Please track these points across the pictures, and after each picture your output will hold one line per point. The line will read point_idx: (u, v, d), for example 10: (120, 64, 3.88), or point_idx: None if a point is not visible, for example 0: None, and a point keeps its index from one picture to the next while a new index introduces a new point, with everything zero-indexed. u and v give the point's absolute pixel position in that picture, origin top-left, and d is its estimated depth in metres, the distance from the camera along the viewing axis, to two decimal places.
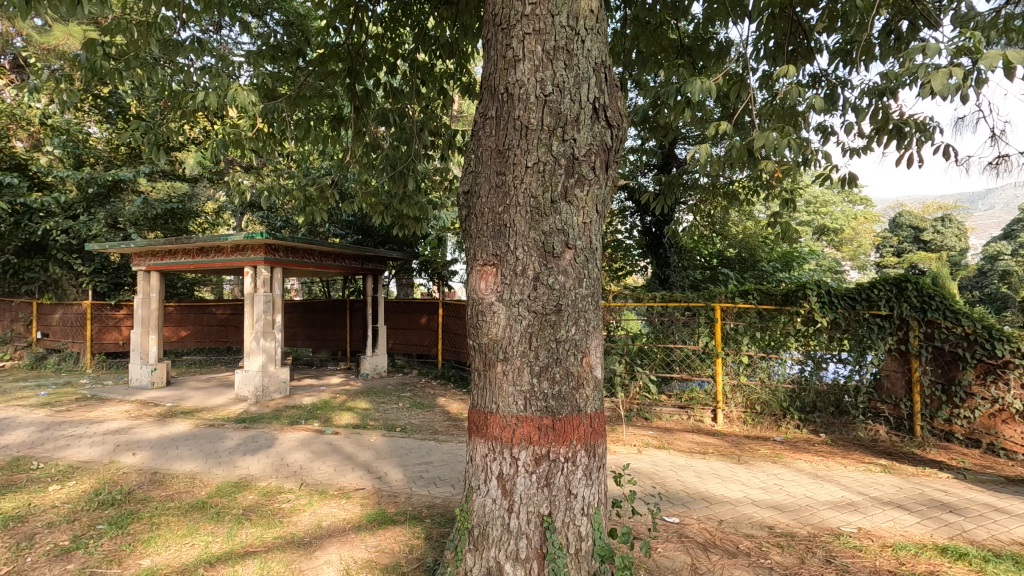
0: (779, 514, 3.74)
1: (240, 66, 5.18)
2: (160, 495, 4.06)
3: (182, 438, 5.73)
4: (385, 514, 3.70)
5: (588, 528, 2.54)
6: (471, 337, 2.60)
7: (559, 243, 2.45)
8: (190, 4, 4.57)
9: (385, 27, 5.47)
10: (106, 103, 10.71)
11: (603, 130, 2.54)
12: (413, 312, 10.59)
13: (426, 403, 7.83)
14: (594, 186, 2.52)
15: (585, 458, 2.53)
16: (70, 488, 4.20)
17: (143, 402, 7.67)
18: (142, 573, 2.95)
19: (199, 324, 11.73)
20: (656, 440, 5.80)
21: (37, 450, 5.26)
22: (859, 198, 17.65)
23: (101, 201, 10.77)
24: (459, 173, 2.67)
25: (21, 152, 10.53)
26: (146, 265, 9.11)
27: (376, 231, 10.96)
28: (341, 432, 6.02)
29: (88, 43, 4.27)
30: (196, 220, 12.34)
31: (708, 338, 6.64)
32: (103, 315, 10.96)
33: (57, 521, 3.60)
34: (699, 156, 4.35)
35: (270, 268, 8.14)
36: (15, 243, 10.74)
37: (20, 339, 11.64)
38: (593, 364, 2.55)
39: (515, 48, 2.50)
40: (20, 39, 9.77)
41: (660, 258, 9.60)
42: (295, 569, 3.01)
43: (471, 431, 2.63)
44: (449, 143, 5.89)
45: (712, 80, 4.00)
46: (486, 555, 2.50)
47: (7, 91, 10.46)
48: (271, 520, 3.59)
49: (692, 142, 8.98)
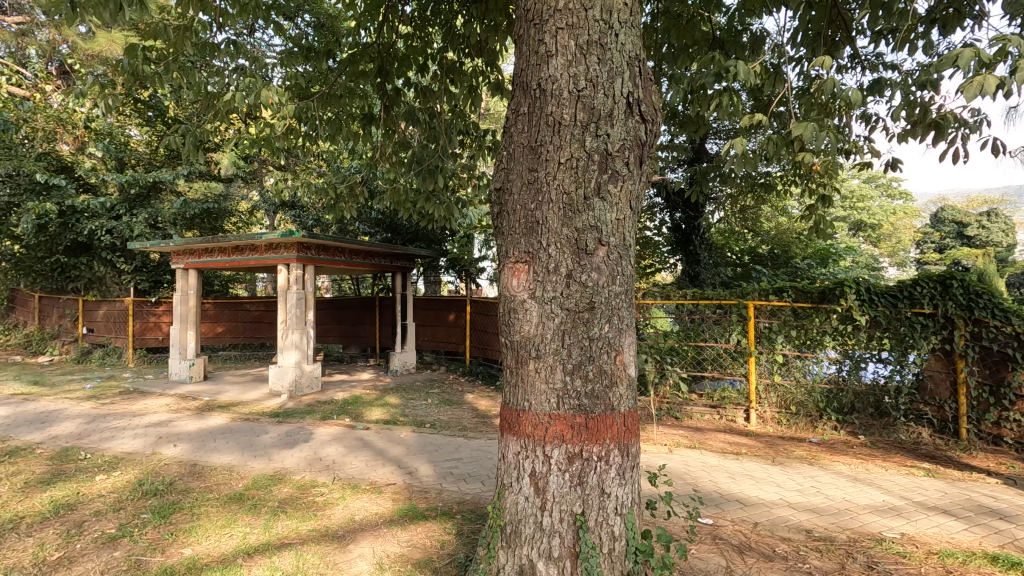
0: (817, 518, 3.64)
1: (272, 67, 5.27)
2: (199, 487, 4.19)
3: (219, 431, 5.89)
4: (416, 509, 3.73)
5: (621, 528, 2.52)
6: (503, 335, 2.59)
7: (593, 239, 2.42)
8: (226, 7, 4.68)
9: (414, 26, 5.48)
10: (146, 106, 11.07)
11: (637, 125, 2.50)
12: (442, 310, 10.66)
13: (454, 400, 7.87)
14: (628, 182, 2.49)
15: (619, 457, 2.50)
16: (115, 478, 4.36)
17: (182, 396, 7.91)
18: (184, 562, 3.04)
19: (234, 321, 12.05)
20: (687, 440, 5.72)
21: (84, 441, 5.48)
22: (899, 193, 17.04)
23: (142, 201, 11.11)
24: (490, 171, 2.66)
25: (67, 155, 10.98)
26: (185, 263, 9.37)
27: (405, 229, 11.07)
28: (371, 428, 6.11)
29: (128, 48, 4.41)
30: (231, 220, 12.67)
31: (740, 336, 6.52)
32: (144, 311, 11.35)
33: (104, 509, 3.74)
34: (736, 150, 4.21)
35: (303, 266, 8.29)
36: (64, 243, 11.27)
37: (67, 334, 12.13)
38: (627, 362, 2.53)
39: (548, 43, 2.47)
40: (66, 46, 10.20)
41: (690, 255, 9.39)
42: (330, 561, 3.06)
43: (504, 429, 2.63)
44: (478, 142, 5.89)
45: (752, 64, 3.84)
46: (519, 553, 2.49)
47: (54, 97, 10.94)
48: (306, 514, 3.66)
49: (724, 137, 8.84)
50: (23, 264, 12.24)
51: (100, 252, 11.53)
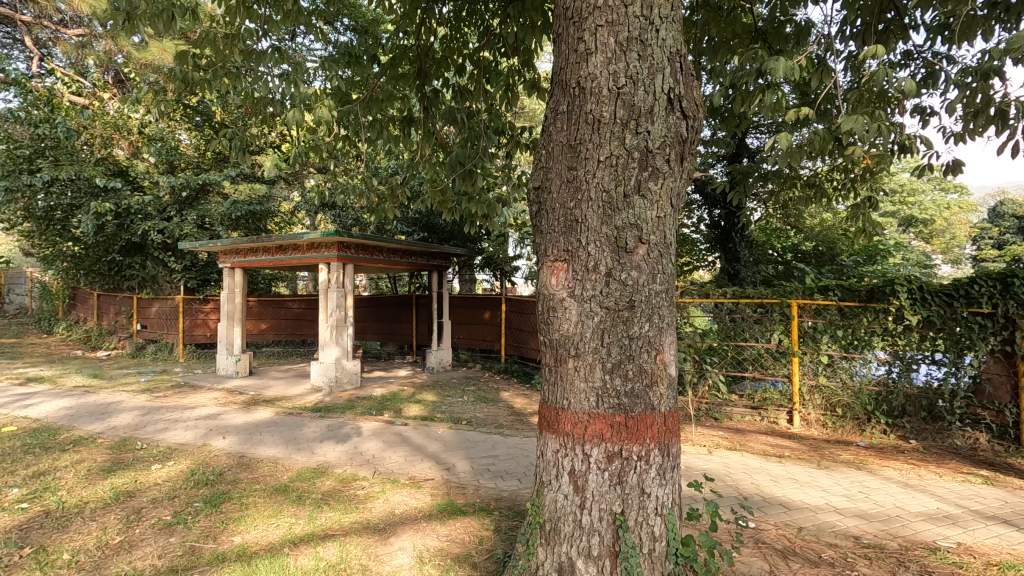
0: (866, 524, 3.52)
1: (314, 72, 5.42)
2: (247, 478, 4.35)
3: (265, 425, 6.10)
4: (455, 505, 3.78)
5: (662, 529, 2.50)
6: (542, 334, 2.60)
7: (632, 237, 2.41)
8: (271, 14, 4.83)
9: (452, 27, 5.53)
10: (195, 112, 11.57)
11: (678, 121, 2.47)
12: (478, 308, 10.74)
13: (490, 397, 7.93)
14: (669, 179, 2.46)
15: (659, 457, 2.48)
16: (170, 467, 4.58)
17: (229, 391, 8.22)
18: (234, 550, 3.17)
19: (277, 318, 12.43)
20: (727, 441, 5.62)
21: (141, 432, 5.76)
22: (954, 186, 16.18)
23: (191, 203, 11.60)
24: (529, 169, 2.67)
25: (122, 160, 11.53)
26: (231, 262, 9.71)
27: (441, 228, 11.21)
28: (410, 424, 6.21)
29: (180, 57, 4.63)
30: (275, 220, 13.08)
31: (783, 335, 6.37)
32: (194, 308, 11.82)
33: (160, 497, 3.93)
34: (778, 146, 4.09)
35: (342, 264, 8.49)
36: (120, 243, 11.86)
37: (123, 330, 12.73)
38: (668, 361, 2.50)
39: (587, 41, 2.46)
40: (121, 56, 10.74)
41: (729, 253, 9.32)
42: (372, 553, 3.13)
43: (542, 427, 2.64)
44: (514, 141, 5.91)
45: (798, 58, 3.72)
46: (559, 551, 2.50)
47: (111, 105, 11.53)
48: (348, 506, 3.76)
49: (766, 131, 8.61)
50: (83, 263, 12.93)
51: (154, 252, 12.11)
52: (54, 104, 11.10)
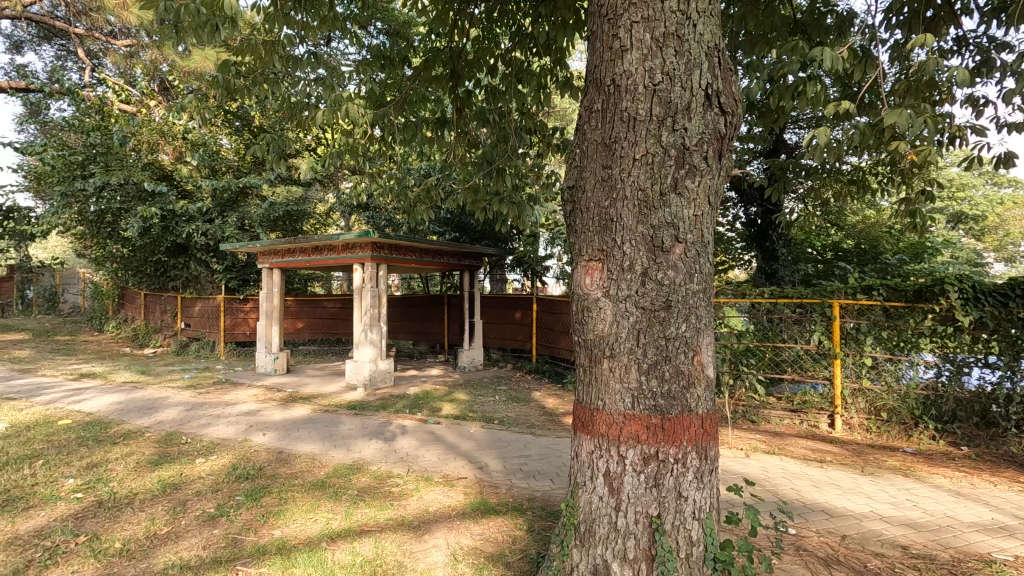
0: (914, 533, 3.39)
1: (349, 76, 5.51)
2: (286, 473, 4.46)
3: (302, 421, 6.25)
4: (488, 504, 3.79)
5: (699, 533, 2.45)
6: (576, 334, 2.58)
7: (669, 237, 2.37)
8: (308, 20, 4.94)
9: (483, 28, 5.54)
10: (235, 117, 11.94)
11: (716, 117, 2.42)
12: (509, 307, 10.76)
13: (521, 397, 7.93)
14: (706, 177, 2.42)
15: (697, 460, 2.44)
16: (213, 461, 4.74)
17: (268, 387, 8.45)
18: (274, 543, 3.25)
19: (313, 317, 12.69)
20: (766, 445, 5.49)
21: (185, 426, 5.97)
22: (1007, 180, 15.39)
23: (232, 206, 11.96)
24: (563, 169, 2.66)
25: (167, 164, 11.96)
26: (270, 263, 9.97)
27: (472, 228, 11.29)
28: (442, 423, 6.26)
29: (222, 64, 4.79)
30: (311, 221, 13.37)
31: (823, 337, 6.14)
32: (234, 308, 12.18)
33: (204, 490, 4.07)
34: (819, 141, 3.98)
35: (376, 264, 8.63)
36: (165, 245, 12.33)
37: (168, 328, 13.22)
38: (705, 362, 2.45)
39: (622, 38, 2.44)
40: (166, 65, 11.17)
41: (767, 252, 9.09)
42: (407, 550, 3.17)
43: (576, 427, 2.62)
44: (546, 141, 5.93)
45: (842, 50, 3.61)
46: (594, 552, 2.48)
47: (157, 111, 12.00)
48: (383, 503, 3.82)
49: (805, 126, 8.37)
50: (131, 264, 13.49)
51: (197, 253, 12.56)
52: (105, 112, 11.62)
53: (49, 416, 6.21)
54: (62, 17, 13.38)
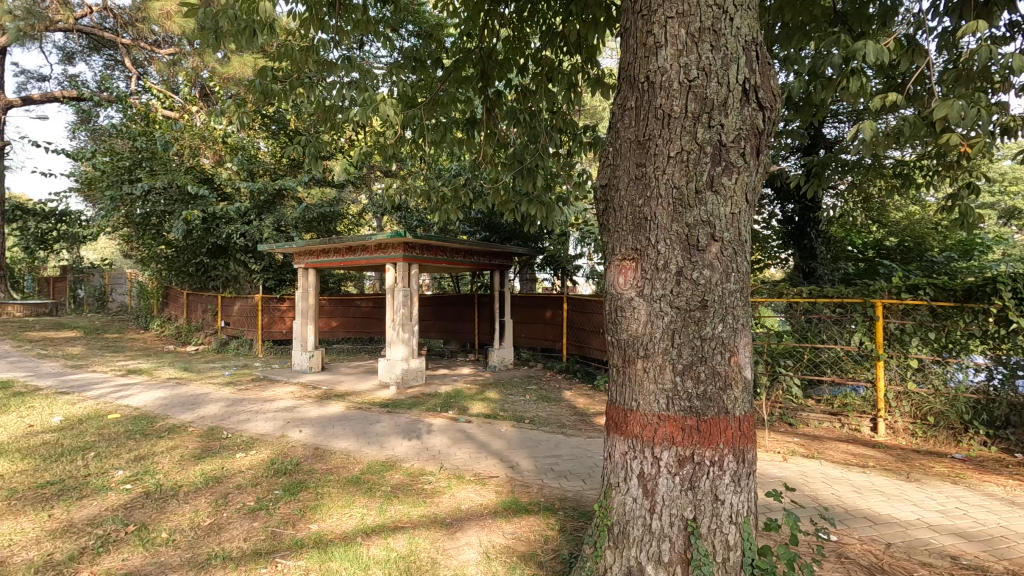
0: (965, 543, 3.24)
1: (382, 79, 5.59)
2: (322, 468, 4.57)
3: (337, 418, 6.37)
4: (519, 503, 3.80)
5: (736, 538, 2.41)
6: (609, 334, 2.56)
7: (705, 235, 2.33)
8: (342, 25, 5.03)
9: (513, 28, 5.55)
10: (271, 121, 12.27)
11: (753, 113, 2.37)
12: (539, 307, 10.74)
13: (552, 397, 7.91)
14: (743, 173, 2.37)
15: (733, 463, 2.39)
16: (252, 456, 4.88)
17: (304, 385, 8.65)
18: (312, 537, 3.33)
19: (346, 316, 12.93)
20: (804, 448, 5.34)
21: (226, 422, 6.17)
22: None
23: (269, 208, 12.27)
24: (595, 168, 2.65)
25: (208, 168, 12.36)
26: (305, 263, 10.20)
27: (502, 228, 11.30)
28: (473, 421, 6.29)
29: (260, 70, 4.92)
30: (344, 222, 13.63)
31: (865, 337, 5.94)
32: (271, 307, 12.50)
33: (244, 484, 4.20)
34: (863, 135, 3.85)
35: (408, 264, 8.74)
36: (206, 246, 12.75)
37: (209, 327, 13.67)
38: (742, 363, 2.41)
39: (656, 34, 2.40)
40: (206, 71, 11.55)
41: (804, 249, 8.85)
42: (440, 547, 3.21)
43: (610, 428, 2.60)
44: (576, 140, 5.88)
45: (885, 43, 3.51)
46: (627, 554, 2.46)
47: (199, 117, 12.43)
48: (416, 500, 3.87)
49: (844, 120, 8.09)
50: (175, 265, 13.99)
51: (235, 253, 12.95)
52: (150, 118, 12.11)
53: (100, 409, 6.51)
54: (111, 28, 14.02)
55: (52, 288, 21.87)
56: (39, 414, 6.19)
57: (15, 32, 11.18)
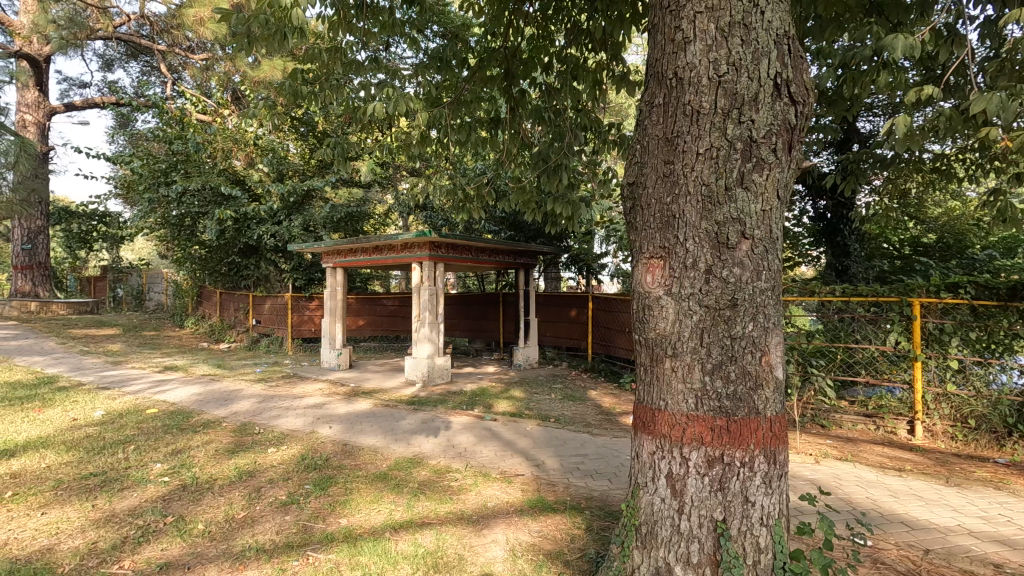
0: (1009, 551, 3.12)
1: (408, 80, 5.64)
2: (351, 464, 4.65)
3: (365, 415, 6.47)
4: (546, 501, 3.80)
5: (768, 540, 2.37)
6: (637, 333, 2.54)
7: (735, 233, 2.30)
8: (369, 27, 5.09)
9: (538, 26, 5.54)
10: (300, 123, 12.50)
11: (785, 107, 2.32)
12: (565, 306, 10.70)
13: (578, 396, 7.88)
14: (775, 170, 2.33)
15: (764, 465, 2.35)
16: (283, 451, 4.99)
17: (333, 382, 8.80)
18: (341, 531, 3.39)
19: (373, 315, 13.10)
20: (838, 451, 5.21)
21: (258, 417, 6.32)
22: None
23: (298, 208, 12.51)
24: (623, 165, 2.63)
25: (240, 170, 12.65)
26: (334, 263, 10.37)
27: (527, 227, 11.30)
28: (499, 420, 6.32)
29: (291, 73, 5.02)
30: (371, 221, 13.80)
31: (901, 337, 5.76)
32: (301, 306, 12.75)
33: (276, 478, 4.30)
34: (897, 129, 3.74)
35: (434, 263, 8.80)
36: (238, 246, 13.06)
37: (241, 325, 14.01)
38: (774, 363, 2.37)
39: (685, 30, 2.37)
40: (238, 76, 11.84)
41: (837, 247, 8.62)
42: (467, 544, 3.23)
43: (637, 427, 2.59)
44: (601, 137, 5.83)
45: (920, 38, 3.43)
46: (655, 555, 2.44)
47: (231, 120, 12.74)
48: (443, 496, 3.90)
49: (880, 113, 7.85)
50: (209, 264, 14.39)
51: (266, 253, 13.25)
52: (184, 122, 12.47)
53: (139, 405, 6.74)
54: (148, 35, 14.48)
55: (93, 286, 22.68)
56: (82, 409, 6.43)
57: (59, 41, 11.63)
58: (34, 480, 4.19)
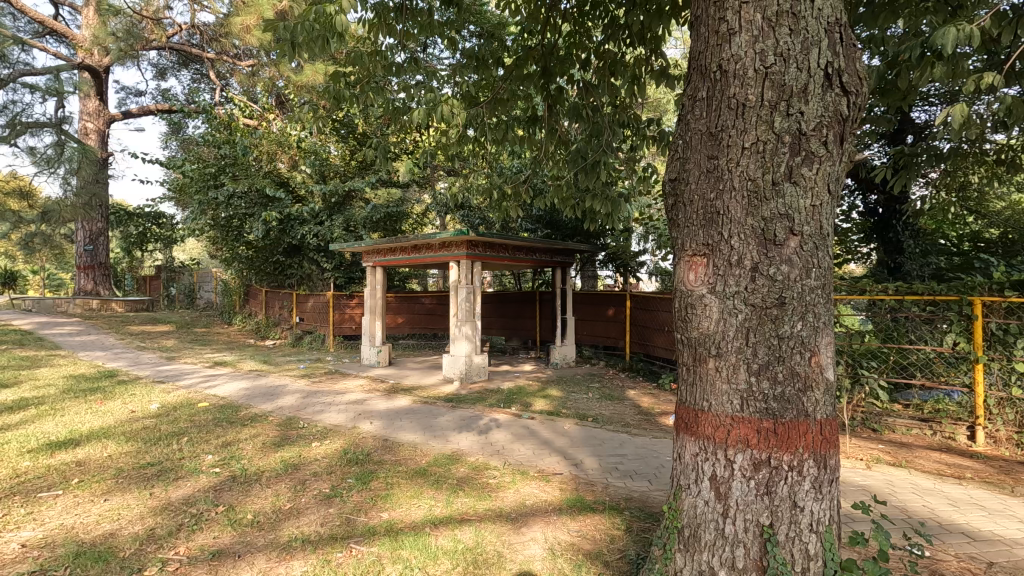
0: None
1: (446, 80, 5.69)
2: (391, 459, 4.73)
3: (404, 412, 6.58)
4: (584, 501, 3.78)
5: (818, 547, 2.29)
6: (679, 332, 2.50)
7: (783, 229, 2.23)
8: (409, 29, 5.16)
9: (575, 22, 5.50)
10: (341, 125, 12.80)
11: (837, 98, 2.23)
12: (602, 304, 10.61)
13: (616, 396, 7.80)
14: (826, 163, 2.25)
15: (814, 469, 2.27)
16: (327, 445, 5.13)
17: (373, 379, 8.98)
18: (383, 525, 3.46)
19: (411, 313, 13.30)
20: (890, 456, 4.99)
21: (302, 412, 6.51)
22: None
23: (339, 209, 12.80)
24: (665, 161, 2.57)
25: (284, 172, 13.05)
26: (373, 261, 10.56)
27: (564, 225, 11.27)
28: (536, 418, 6.32)
29: (333, 75, 5.14)
30: (409, 221, 14.01)
31: (960, 338, 5.47)
32: (342, 304, 13.06)
33: (320, 472, 4.42)
34: (953, 120, 3.54)
35: (471, 262, 8.86)
36: (283, 246, 13.48)
37: (285, 323, 14.46)
38: (824, 364, 2.28)
39: (730, 20, 2.31)
40: (282, 81, 12.21)
41: (889, 243, 8.26)
42: (505, 541, 3.24)
43: (680, 428, 2.54)
44: (639, 133, 5.75)
45: (975, 26, 3.35)
46: (699, 558, 2.39)
47: (276, 124, 13.14)
48: (482, 493, 3.93)
49: (936, 102, 7.46)
50: (255, 264, 14.90)
51: (309, 253, 13.62)
52: (232, 127, 12.93)
53: (191, 398, 7.04)
54: (198, 44, 15.08)
55: (149, 286, 23.80)
56: (140, 402, 6.77)
57: (117, 52, 12.23)
58: (97, 469, 4.43)
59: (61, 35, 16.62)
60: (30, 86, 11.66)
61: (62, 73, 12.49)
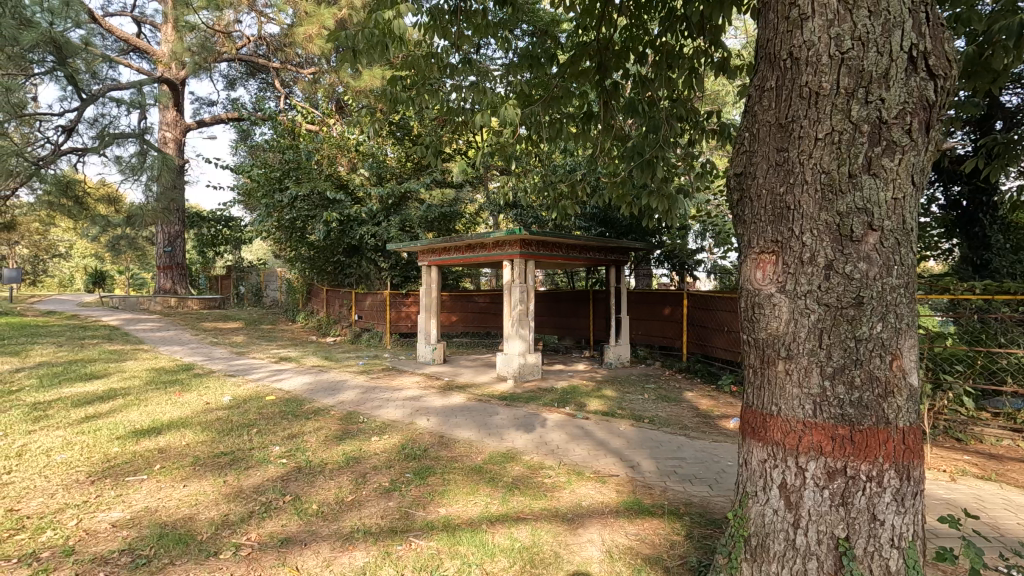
0: None
1: (500, 80, 5.71)
2: (448, 456, 4.81)
3: (459, 409, 6.67)
4: (642, 504, 3.70)
5: (899, 564, 2.14)
6: (745, 332, 2.40)
7: (860, 224, 2.10)
8: (465, 30, 5.21)
9: (631, 16, 5.38)
10: (397, 127, 13.08)
11: (922, 82, 2.08)
12: (658, 304, 10.38)
13: (672, 397, 7.60)
14: (909, 153, 2.10)
15: (896, 480, 2.13)
16: (385, 440, 5.27)
17: (428, 376, 9.16)
18: (441, 520, 3.52)
19: (465, 312, 13.47)
20: (978, 469, 4.61)
21: (362, 407, 6.72)
22: None
23: (395, 209, 13.11)
24: (730, 155, 2.48)
25: (343, 174, 13.48)
26: (429, 261, 10.74)
27: (618, 223, 11.11)
28: (591, 418, 6.25)
29: (391, 80, 5.26)
30: (462, 220, 14.17)
31: None
32: (398, 302, 13.39)
33: (380, 465, 4.55)
34: None
35: (524, 260, 8.85)
36: (343, 246, 13.95)
37: (345, 320, 14.97)
38: (907, 368, 2.13)
39: (801, 5, 2.19)
40: (341, 87, 12.60)
41: (974, 238, 7.64)
42: (563, 541, 3.22)
43: (746, 433, 2.44)
44: (699, 127, 5.58)
45: None
46: (766, 569, 2.30)
47: (336, 128, 13.61)
48: (538, 493, 3.92)
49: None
50: (317, 264, 15.51)
51: (367, 253, 14.02)
52: (295, 133, 13.46)
53: (259, 392, 7.40)
54: (263, 55, 15.80)
55: (221, 285, 25.22)
56: (213, 394, 7.18)
57: (193, 65, 13.00)
58: (176, 456, 4.73)
59: (142, 51, 17.81)
60: (116, 100, 12.59)
61: (144, 86, 13.40)
